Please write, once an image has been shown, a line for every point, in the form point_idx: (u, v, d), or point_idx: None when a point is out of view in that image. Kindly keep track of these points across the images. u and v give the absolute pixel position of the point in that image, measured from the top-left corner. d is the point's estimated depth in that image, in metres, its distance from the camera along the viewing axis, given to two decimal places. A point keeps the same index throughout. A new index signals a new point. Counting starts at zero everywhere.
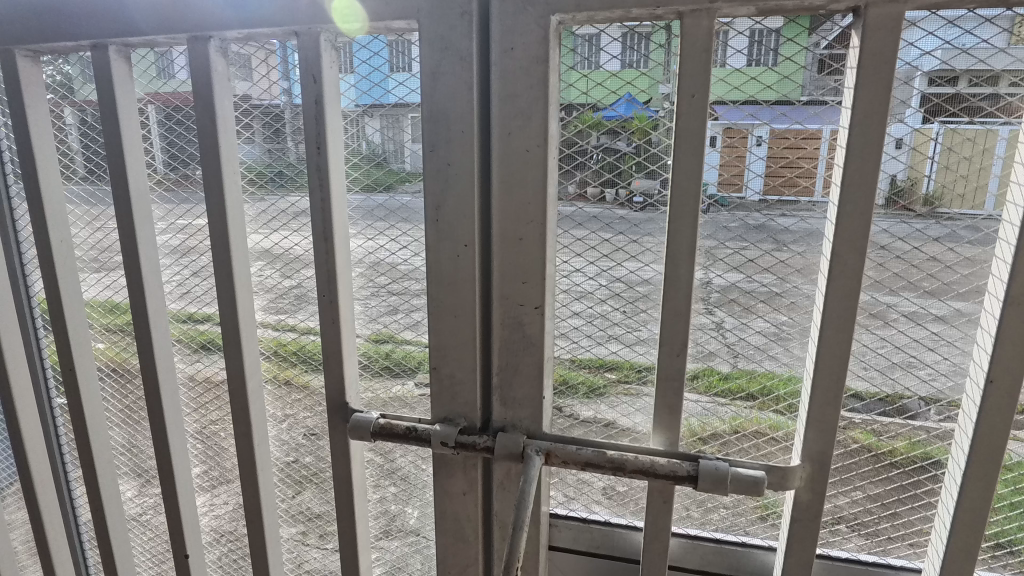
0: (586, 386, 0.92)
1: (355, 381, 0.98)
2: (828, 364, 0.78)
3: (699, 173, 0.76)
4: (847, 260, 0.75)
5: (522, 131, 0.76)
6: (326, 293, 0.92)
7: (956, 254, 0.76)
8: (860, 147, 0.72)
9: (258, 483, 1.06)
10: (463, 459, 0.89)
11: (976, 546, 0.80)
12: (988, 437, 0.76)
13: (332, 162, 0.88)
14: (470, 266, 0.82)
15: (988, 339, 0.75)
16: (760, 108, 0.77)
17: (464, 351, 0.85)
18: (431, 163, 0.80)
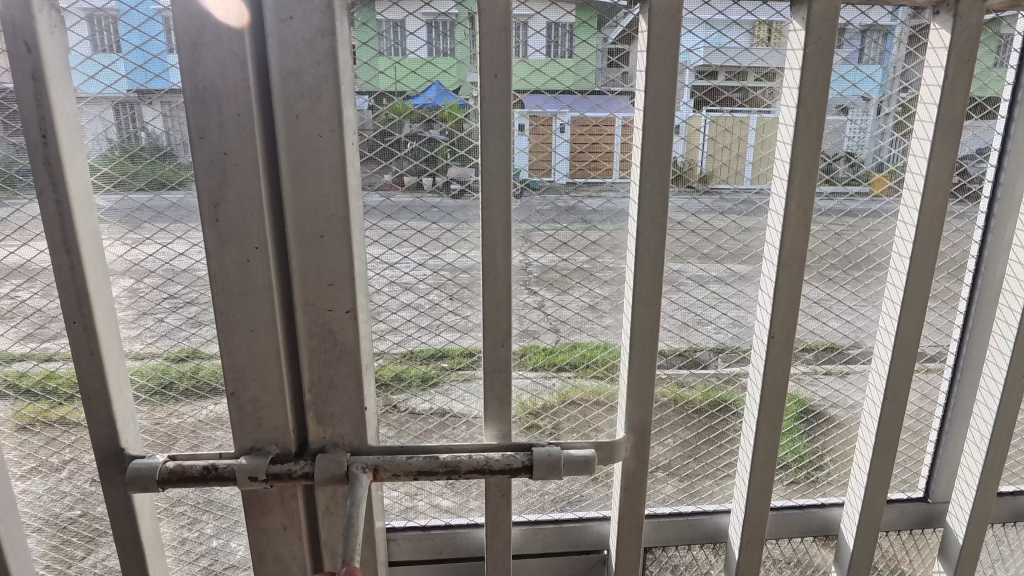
0: (412, 384, 0.88)
1: (131, 418, 0.82)
2: (641, 338, 0.82)
3: (507, 159, 0.74)
4: (650, 237, 0.79)
5: (311, 115, 0.68)
6: (77, 318, 0.75)
7: (737, 225, 0.85)
8: (653, 129, 0.76)
9: (9, 556, 0.85)
10: (279, 490, 0.79)
11: (770, 482, 0.90)
12: (773, 382, 0.86)
13: (69, 156, 0.71)
14: (264, 270, 0.72)
15: (767, 299, 0.84)
16: (559, 96, 0.78)
17: (267, 368, 0.75)
18: (201, 153, 0.68)
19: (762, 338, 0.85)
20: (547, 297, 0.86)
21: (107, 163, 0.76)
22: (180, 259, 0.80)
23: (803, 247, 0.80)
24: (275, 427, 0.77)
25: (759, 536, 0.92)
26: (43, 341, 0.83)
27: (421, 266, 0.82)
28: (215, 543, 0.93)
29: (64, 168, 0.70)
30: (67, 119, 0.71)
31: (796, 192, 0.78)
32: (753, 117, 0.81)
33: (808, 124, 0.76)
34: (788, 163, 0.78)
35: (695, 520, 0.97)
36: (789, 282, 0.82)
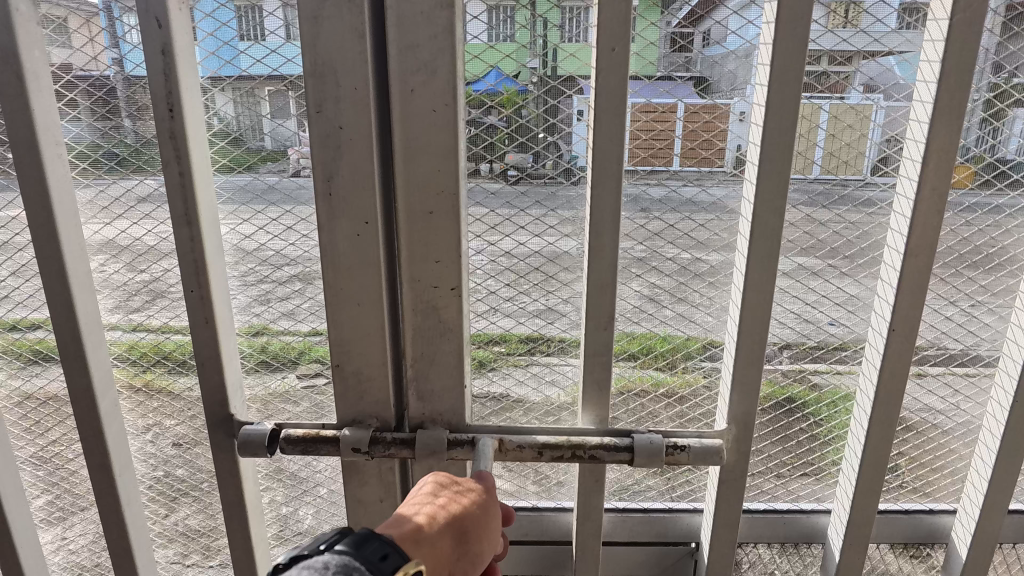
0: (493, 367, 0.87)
1: (238, 386, 0.85)
2: (750, 326, 0.79)
3: (620, 136, 0.72)
4: (767, 220, 0.75)
5: (425, 88, 0.68)
6: (194, 288, 0.78)
7: (857, 211, 0.80)
8: (779, 106, 0.72)
9: (124, 514, 0.90)
10: (377, 464, 0.81)
11: (880, 483, 0.84)
12: (890, 381, 0.80)
13: (192, 131, 0.74)
14: (373, 245, 0.73)
15: (889, 289, 0.78)
16: (674, 84, 0.76)
17: (371, 342, 0.77)
18: (317, 127, 0.69)
19: (881, 332, 0.79)
20: (646, 283, 0.84)
21: (224, 138, 0.79)
22: (285, 234, 0.82)
23: (934, 236, 0.74)
24: (377, 401, 0.79)
25: (864, 539, 0.86)
26: (149, 312, 0.88)
27: (521, 247, 0.81)
28: (305, 512, 0.96)
29: (188, 141, 0.73)
30: (192, 95, 0.74)
31: (930, 176, 0.73)
32: (822, 105, 0.76)
33: (950, 101, 0.70)
34: (923, 145, 0.72)
35: (790, 518, 0.92)
36: (915, 274, 0.76)
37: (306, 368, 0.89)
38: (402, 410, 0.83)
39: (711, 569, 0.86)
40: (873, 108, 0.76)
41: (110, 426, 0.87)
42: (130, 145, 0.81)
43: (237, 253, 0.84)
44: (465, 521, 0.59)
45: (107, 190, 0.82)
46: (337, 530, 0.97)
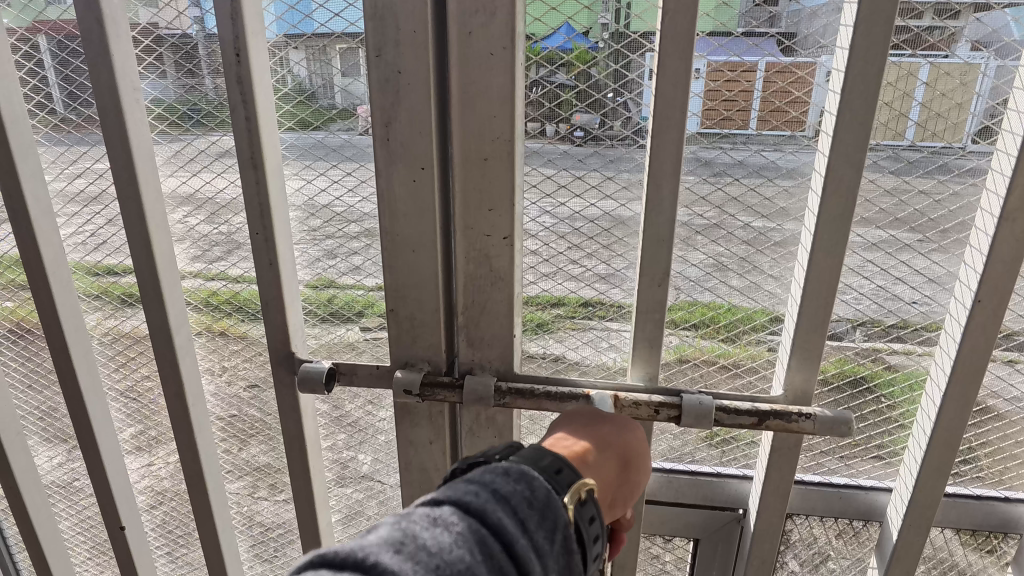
0: (543, 326, 0.87)
1: (299, 327, 0.89)
2: (816, 289, 0.75)
3: (686, 82, 0.69)
4: (843, 176, 0.70)
5: (484, 30, 0.67)
6: (260, 230, 0.81)
7: (950, 168, 0.73)
8: (864, 49, 0.66)
9: (197, 443, 0.97)
10: (428, 407, 0.83)
11: (951, 462, 0.79)
12: (969, 356, 0.74)
13: (257, 75, 0.76)
14: (429, 192, 0.73)
15: (977, 257, 0.72)
16: (728, 38, 0.71)
17: (425, 288, 0.78)
18: (377, 71, 0.69)
19: (964, 303, 0.74)
20: (707, 241, 0.80)
21: (287, 85, 0.80)
22: (344, 182, 0.84)
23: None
24: (430, 345, 0.81)
25: (928, 520, 0.82)
26: (219, 260, 0.92)
27: (577, 200, 0.79)
28: (363, 454, 1.00)
29: (253, 87, 0.75)
30: (258, 41, 0.75)
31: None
32: (922, 64, 0.69)
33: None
34: None
35: (847, 493, 0.88)
36: (1010, 239, 0.69)
37: (371, 320, 0.91)
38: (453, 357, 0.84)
39: (757, 536, 0.85)
40: (983, 67, 0.68)
41: (183, 361, 0.93)
42: (206, 104, 0.84)
43: (298, 201, 0.86)
44: (627, 451, 0.57)
45: (177, 141, 0.86)
46: (390, 475, 1.01)
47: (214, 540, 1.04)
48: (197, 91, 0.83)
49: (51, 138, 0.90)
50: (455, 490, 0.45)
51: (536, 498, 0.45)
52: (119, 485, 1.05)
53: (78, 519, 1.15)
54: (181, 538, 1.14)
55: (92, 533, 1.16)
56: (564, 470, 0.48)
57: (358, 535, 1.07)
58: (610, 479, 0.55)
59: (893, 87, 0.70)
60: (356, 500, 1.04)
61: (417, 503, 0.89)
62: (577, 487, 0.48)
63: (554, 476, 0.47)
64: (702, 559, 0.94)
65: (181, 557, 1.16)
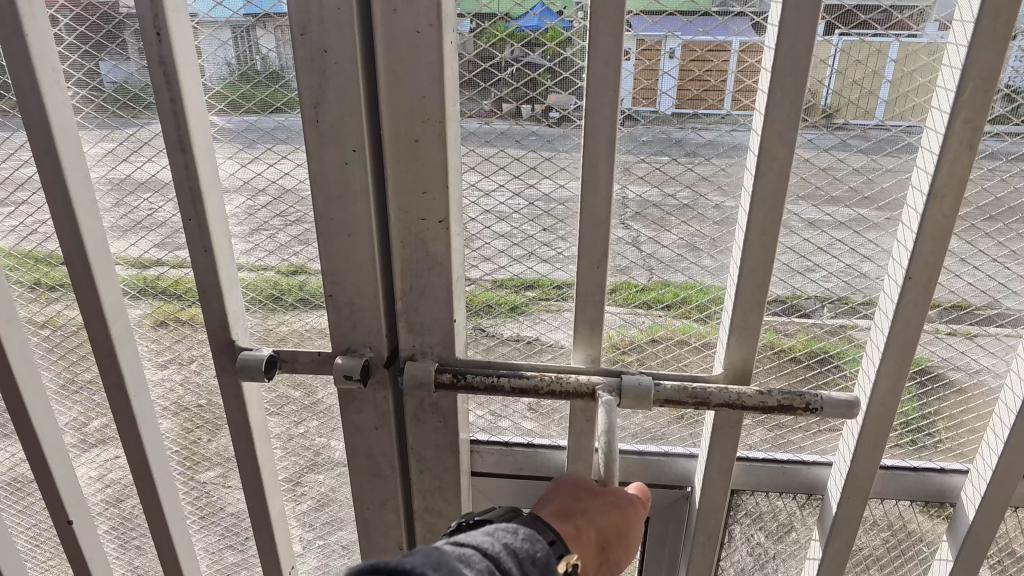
0: (504, 307, 0.87)
1: (240, 314, 0.88)
2: (752, 269, 0.75)
3: (617, 60, 0.69)
4: (777, 154, 0.71)
5: (409, 7, 0.65)
6: (192, 216, 0.79)
7: (882, 146, 0.73)
8: (794, 26, 0.66)
9: (142, 435, 0.96)
10: (371, 391, 0.83)
11: (885, 436, 0.81)
12: (900, 333, 0.76)
13: (180, 52, 0.73)
14: (362, 175, 0.72)
15: (909, 235, 0.73)
16: (664, 16, 0.71)
17: (363, 272, 0.77)
18: (302, 50, 0.68)
19: (897, 281, 0.75)
20: (651, 222, 0.80)
21: (214, 60, 0.78)
22: (283, 165, 0.82)
23: (964, 175, 0.68)
24: (370, 329, 0.80)
25: (865, 492, 0.84)
26: (159, 248, 0.90)
27: (516, 181, 0.79)
28: (315, 441, 1.00)
29: (177, 67, 0.73)
30: (181, 20, 0.73)
31: (965, 108, 0.66)
32: (892, 43, 0.69)
33: (996, 22, 0.62)
34: (959, 70, 0.65)
35: (789, 468, 0.90)
36: (939, 217, 0.70)
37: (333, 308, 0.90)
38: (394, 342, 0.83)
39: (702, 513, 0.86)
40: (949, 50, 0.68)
41: (123, 351, 0.91)
42: (133, 88, 0.81)
43: (240, 186, 0.84)
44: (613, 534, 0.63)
45: (104, 123, 0.84)
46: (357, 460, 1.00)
47: (166, 532, 1.03)
48: (126, 73, 0.81)
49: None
50: (472, 538, 0.52)
51: (538, 559, 0.52)
52: (64, 479, 1.04)
53: (27, 514, 1.13)
54: (138, 532, 1.12)
55: (44, 529, 1.14)
56: (559, 544, 0.55)
57: (314, 522, 1.07)
58: (592, 560, 0.61)
59: (824, 63, 0.70)
60: (310, 489, 1.04)
61: (366, 488, 0.89)
62: (567, 560, 0.55)
63: (551, 546, 0.55)
64: (653, 536, 0.95)
65: (135, 549, 1.14)
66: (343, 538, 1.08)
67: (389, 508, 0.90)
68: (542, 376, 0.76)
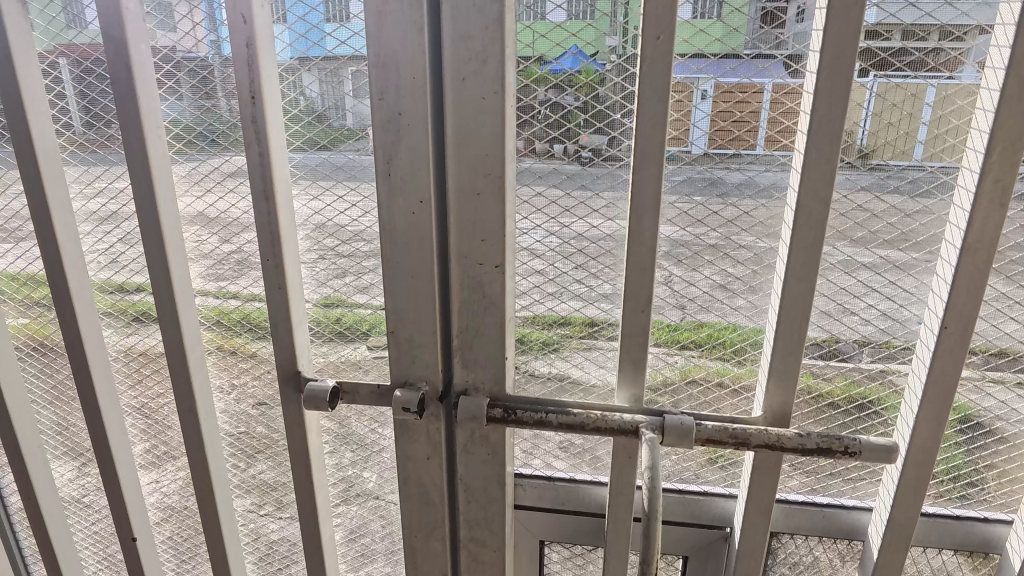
0: (536, 347, 0.90)
1: (307, 347, 0.93)
2: (790, 316, 0.78)
3: (663, 123, 0.73)
4: (812, 209, 0.74)
5: (477, 76, 0.72)
6: (271, 254, 0.86)
7: (914, 202, 0.77)
8: (829, 92, 0.70)
9: (207, 458, 1.01)
10: (426, 424, 0.86)
11: (926, 482, 0.80)
12: (939, 382, 0.76)
13: (270, 113, 0.81)
14: (426, 223, 0.78)
15: (943, 285, 0.75)
16: (707, 61, 0.75)
17: (422, 313, 0.82)
18: (380, 112, 0.75)
19: (933, 329, 0.76)
20: (695, 265, 0.84)
21: (297, 110, 0.85)
22: (347, 211, 0.89)
23: (995, 231, 0.70)
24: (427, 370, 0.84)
25: (905, 539, 0.84)
26: (229, 282, 0.97)
27: (567, 230, 0.84)
28: (363, 471, 1.03)
29: (267, 123, 0.80)
30: (271, 84, 0.81)
31: (992, 168, 0.69)
32: (927, 86, 0.72)
33: (1020, 91, 0.66)
34: (987, 134, 0.68)
35: (830, 511, 0.89)
36: (971, 270, 0.72)
37: (377, 339, 0.95)
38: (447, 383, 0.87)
39: (742, 554, 0.86)
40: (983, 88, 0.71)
41: (196, 377, 0.97)
42: (221, 124, 0.89)
43: (311, 225, 0.91)
44: None
45: (192, 160, 0.91)
46: (395, 493, 1.04)
47: (221, 553, 1.07)
48: (186, 112, 0.89)
49: (76, 156, 0.95)
50: None
51: None
52: (132, 499, 1.09)
53: (91, 532, 1.19)
54: (192, 553, 1.16)
55: (107, 545, 1.19)
56: None
57: (358, 551, 1.10)
58: None
59: (859, 107, 0.74)
60: (356, 518, 1.07)
61: (415, 516, 0.92)
62: None
63: None
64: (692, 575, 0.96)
65: (188, 571, 1.18)
66: (386, 568, 1.10)
67: (436, 537, 0.93)
68: (588, 413, 0.78)
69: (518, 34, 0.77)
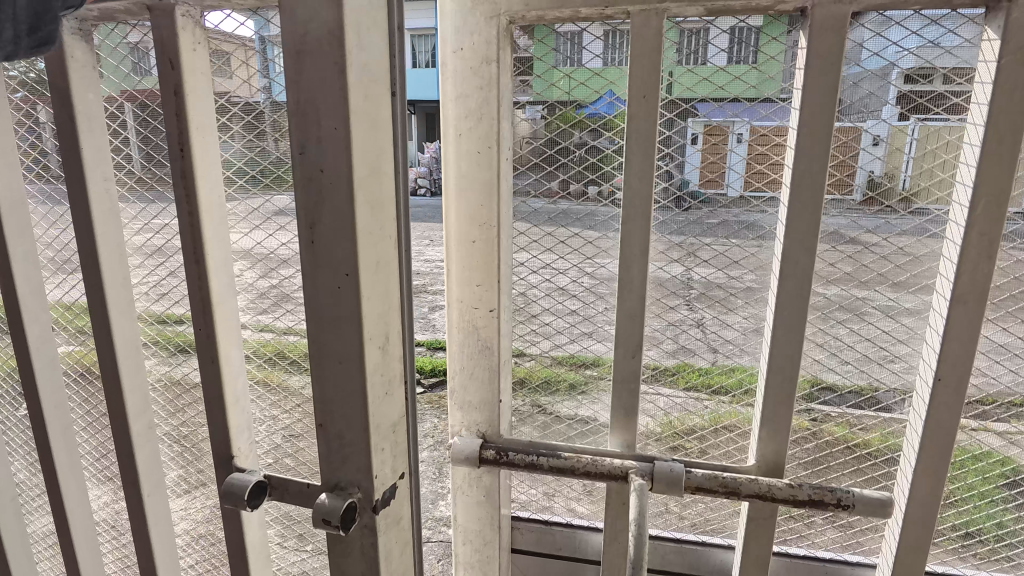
0: (563, 385, 0.92)
1: (246, 427, 0.84)
2: (780, 363, 0.77)
3: (651, 176, 0.76)
4: (798, 258, 0.74)
5: (472, 133, 0.76)
6: (202, 326, 0.78)
7: (902, 252, 0.76)
8: (808, 148, 0.71)
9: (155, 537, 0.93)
10: (360, 542, 0.72)
11: (928, 540, 0.78)
12: (933, 437, 0.75)
13: (198, 167, 0.74)
14: (355, 302, 0.64)
15: (935, 337, 0.74)
16: (728, 102, 0.77)
17: (349, 404, 0.68)
18: (299, 168, 0.62)
19: (926, 380, 0.75)
20: (729, 308, 0.85)
21: (246, 140, 0.82)
22: None
23: (985, 282, 0.70)
24: (357, 468, 0.69)
25: None
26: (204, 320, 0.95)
27: (573, 270, 0.87)
28: None
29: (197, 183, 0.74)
30: (200, 137, 0.74)
31: (978, 222, 0.69)
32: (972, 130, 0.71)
33: (1000, 146, 0.67)
34: (970, 190, 0.69)
35: (832, 568, 0.89)
36: (962, 321, 0.71)
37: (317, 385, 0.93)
38: (381, 476, 0.71)
39: None
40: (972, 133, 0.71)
41: (140, 451, 0.90)
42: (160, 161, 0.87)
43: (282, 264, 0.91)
44: None
45: (143, 197, 0.88)
46: None
47: None
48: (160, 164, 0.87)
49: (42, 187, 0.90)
50: None
51: None
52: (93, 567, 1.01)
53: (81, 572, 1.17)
54: None
55: None
56: None
57: None
58: None
59: (900, 152, 0.74)
60: None
61: None
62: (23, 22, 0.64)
63: None
64: None
65: None
66: None
67: None
68: (579, 457, 0.78)
69: (552, 77, 0.80)
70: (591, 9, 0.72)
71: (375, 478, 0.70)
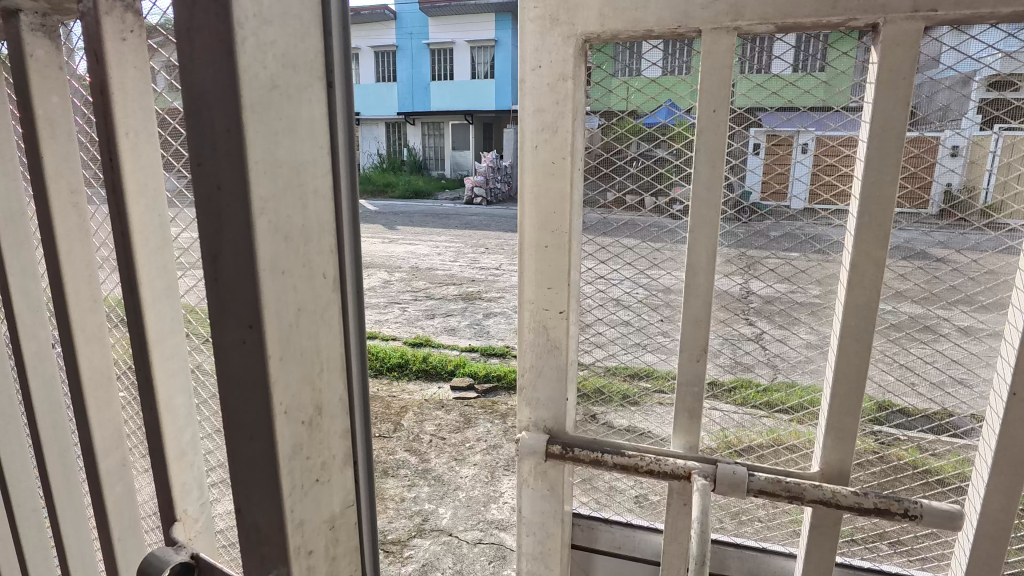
0: (617, 398, 0.96)
1: (196, 484, 0.78)
2: (845, 374, 0.77)
3: (717, 186, 0.77)
4: (865, 270, 0.74)
5: (547, 144, 0.80)
6: (140, 363, 0.70)
7: (978, 266, 0.77)
8: (879, 160, 0.71)
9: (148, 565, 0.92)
10: None
11: (1001, 560, 0.75)
12: (1007, 455, 0.73)
13: (133, 183, 0.65)
14: (258, 360, 0.56)
15: (1011, 352, 0.72)
16: (796, 113, 0.78)
17: (260, 475, 0.59)
18: (198, 185, 0.54)
19: (1001, 396, 0.73)
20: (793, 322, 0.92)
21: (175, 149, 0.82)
22: None
23: None
24: (269, 523, 0.60)
25: None
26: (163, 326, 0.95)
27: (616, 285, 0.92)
28: None
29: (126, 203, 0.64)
30: (133, 143, 0.64)
31: None
32: None
33: None
34: None
35: None
36: None
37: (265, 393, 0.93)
38: (303, 545, 0.62)
39: None
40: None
41: (109, 489, 0.87)
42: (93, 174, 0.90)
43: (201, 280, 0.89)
44: None
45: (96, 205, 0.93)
46: None
47: None
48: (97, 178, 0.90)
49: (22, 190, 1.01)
50: None
51: None
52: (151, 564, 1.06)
53: None
54: None
55: None
56: None
57: None
58: None
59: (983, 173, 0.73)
60: None
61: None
62: None
63: None
64: None
65: None
66: None
67: None
68: (642, 456, 0.80)
69: (613, 88, 0.83)
70: (663, 28, 0.74)
71: (290, 537, 0.60)
